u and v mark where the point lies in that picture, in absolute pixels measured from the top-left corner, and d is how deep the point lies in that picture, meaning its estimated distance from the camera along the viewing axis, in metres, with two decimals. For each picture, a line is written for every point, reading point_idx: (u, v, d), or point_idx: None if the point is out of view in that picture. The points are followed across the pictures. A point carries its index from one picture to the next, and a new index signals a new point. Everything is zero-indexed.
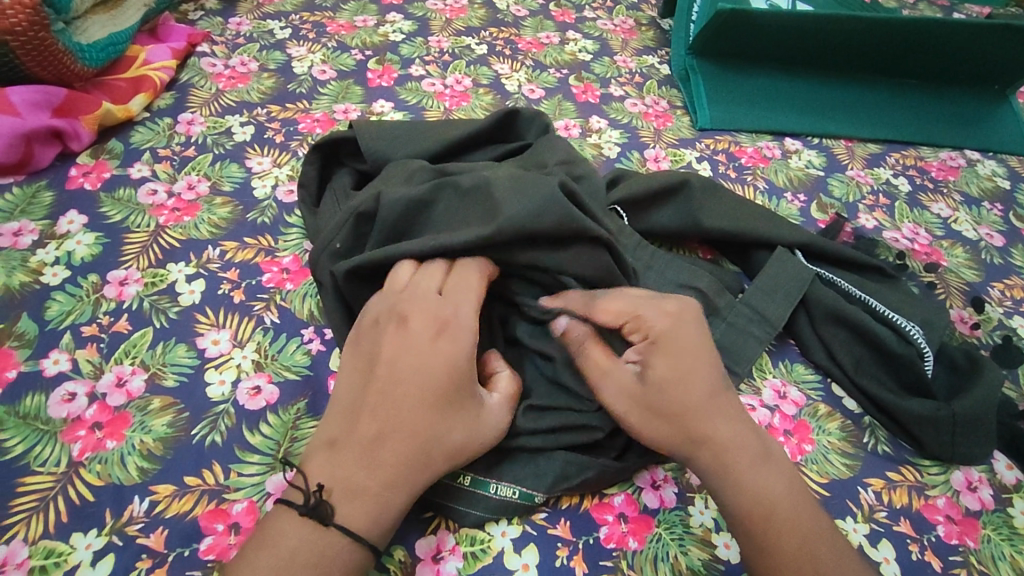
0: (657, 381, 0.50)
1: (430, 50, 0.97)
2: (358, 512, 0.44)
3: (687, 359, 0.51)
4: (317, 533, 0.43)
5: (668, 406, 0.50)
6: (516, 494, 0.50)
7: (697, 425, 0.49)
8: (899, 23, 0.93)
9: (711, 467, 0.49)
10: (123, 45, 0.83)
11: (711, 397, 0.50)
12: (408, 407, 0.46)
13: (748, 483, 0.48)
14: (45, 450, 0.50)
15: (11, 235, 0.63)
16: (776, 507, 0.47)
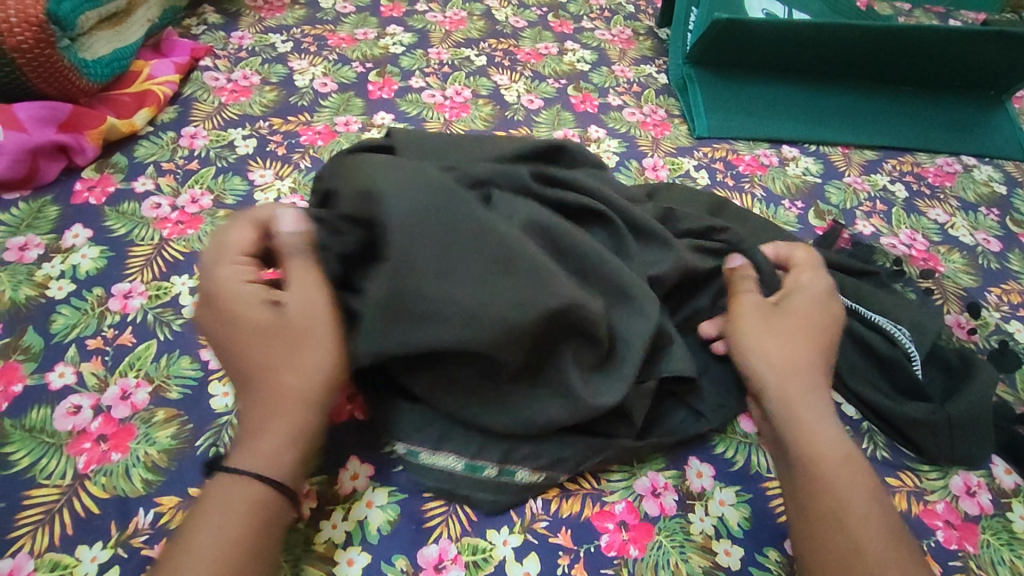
0: (785, 316, 0.55)
1: (429, 62, 0.98)
2: (249, 463, 0.44)
3: (804, 323, 0.55)
4: (229, 489, 0.43)
5: (780, 330, 0.54)
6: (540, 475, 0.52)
7: (797, 370, 0.53)
8: (894, 31, 0.94)
9: (789, 413, 0.51)
10: (127, 60, 0.84)
11: (818, 358, 0.54)
12: (243, 360, 0.47)
13: (830, 439, 0.50)
14: (50, 463, 0.51)
15: (18, 250, 0.64)
16: (850, 466, 0.49)
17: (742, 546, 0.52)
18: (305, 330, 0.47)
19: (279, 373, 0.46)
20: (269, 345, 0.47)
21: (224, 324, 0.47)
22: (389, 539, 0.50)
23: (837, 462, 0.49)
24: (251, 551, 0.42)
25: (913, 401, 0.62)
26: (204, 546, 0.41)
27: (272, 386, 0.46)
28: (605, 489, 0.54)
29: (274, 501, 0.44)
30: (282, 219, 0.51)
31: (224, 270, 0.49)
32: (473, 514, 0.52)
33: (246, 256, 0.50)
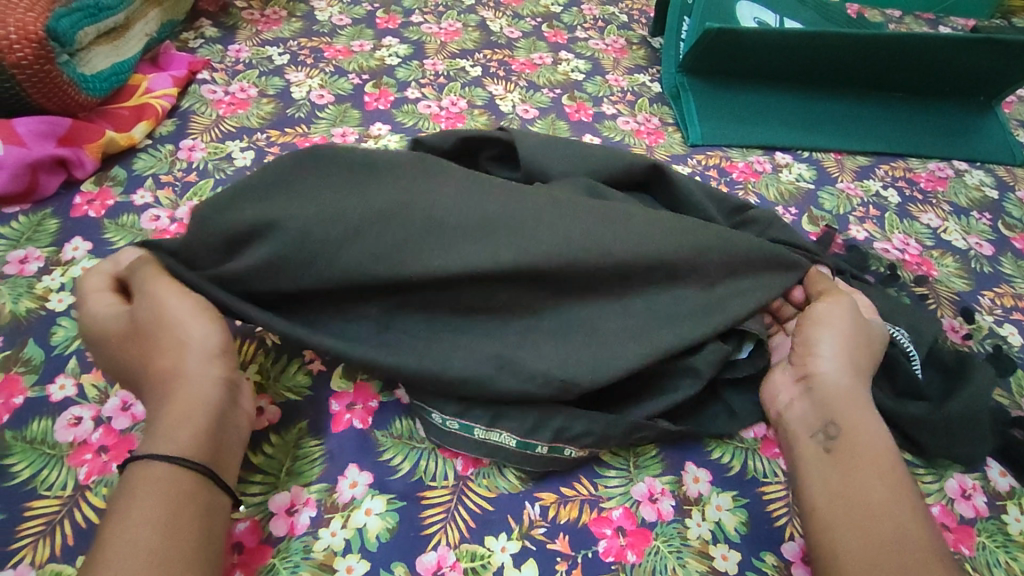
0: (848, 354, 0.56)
1: (425, 73, 0.99)
2: (162, 445, 0.45)
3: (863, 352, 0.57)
4: (147, 474, 0.44)
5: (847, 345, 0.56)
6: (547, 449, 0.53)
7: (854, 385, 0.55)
8: (884, 39, 0.95)
9: (839, 415, 0.53)
10: (126, 75, 0.85)
11: (863, 376, 0.56)
12: (142, 370, 0.50)
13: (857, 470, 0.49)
14: (51, 474, 0.51)
15: (18, 263, 0.65)
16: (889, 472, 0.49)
17: (739, 551, 0.53)
18: (159, 316, 0.51)
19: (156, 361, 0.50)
20: (143, 335, 0.50)
21: (108, 354, 0.52)
22: (389, 546, 0.50)
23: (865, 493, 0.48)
24: (169, 522, 0.42)
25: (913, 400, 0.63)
26: (120, 533, 0.41)
27: (151, 368, 0.50)
28: (603, 494, 0.55)
29: (181, 473, 0.44)
30: (92, 276, 0.55)
31: (98, 304, 0.53)
32: (472, 521, 0.52)
33: (103, 290, 0.54)
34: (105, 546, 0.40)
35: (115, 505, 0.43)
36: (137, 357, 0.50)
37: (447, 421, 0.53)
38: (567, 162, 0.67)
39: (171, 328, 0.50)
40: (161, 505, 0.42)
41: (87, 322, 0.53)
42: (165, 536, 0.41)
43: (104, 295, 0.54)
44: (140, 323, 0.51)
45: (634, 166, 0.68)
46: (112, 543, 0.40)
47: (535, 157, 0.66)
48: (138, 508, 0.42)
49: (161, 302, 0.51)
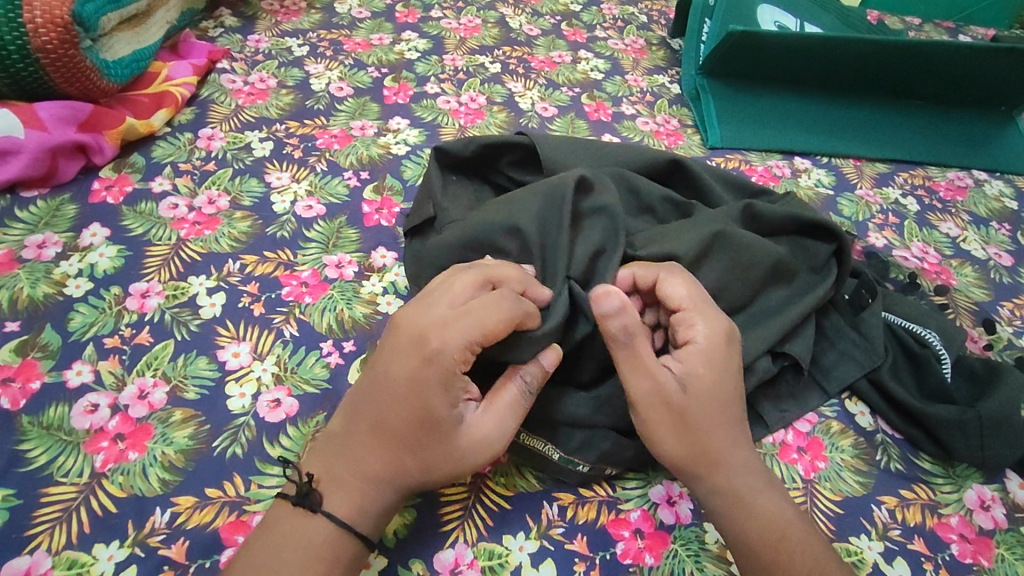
0: (691, 398, 0.49)
1: (445, 68, 0.99)
2: (343, 501, 0.45)
3: (710, 387, 0.49)
4: (317, 530, 0.44)
5: (694, 399, 0.49)
6: (588, 466, 0.53)
7: (715, 453, 0.48)
8: (906, 46, 0.94)
9: (719, 500, 0.48)
10: (146, 62, 0.84)
11: (729, 422, 0.49)
12: (395, 419, 0.46)
13: (757, 514, 0.47)
14: (67, 460, 0.51)
15: (36, 248, 0.64)
16: (785, 531, 0.47)
17: None
18: (451, 438, 0.46)
19: (396, 410, 0.46)
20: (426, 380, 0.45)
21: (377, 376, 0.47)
22: (404, 542, 0.50)
23: (772, 542, 0.46)
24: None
25: (939, 402, 0.62)
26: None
27: (401, 458, 0.45)
28: (621, 496, 0.54)
29: (345, 539, 0.44)
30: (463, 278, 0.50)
31: (441, 296, 0.49)
32: (489, 519, 0.52)
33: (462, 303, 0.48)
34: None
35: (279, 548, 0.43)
36: (399, 386, 0.46)
37: None
38: (583, 161, 0.66)
39: (449, 447, 0.46)
40: (317, 563, 0.43)
41: (443, 317, 0.47)
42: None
43: (443, 307, 0.48)
44: (450, 415, 0.46)
45: (654, 159, 0.68)
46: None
47: (560, 160, 0.66)
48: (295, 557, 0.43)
49: (491, 434, 0.47)
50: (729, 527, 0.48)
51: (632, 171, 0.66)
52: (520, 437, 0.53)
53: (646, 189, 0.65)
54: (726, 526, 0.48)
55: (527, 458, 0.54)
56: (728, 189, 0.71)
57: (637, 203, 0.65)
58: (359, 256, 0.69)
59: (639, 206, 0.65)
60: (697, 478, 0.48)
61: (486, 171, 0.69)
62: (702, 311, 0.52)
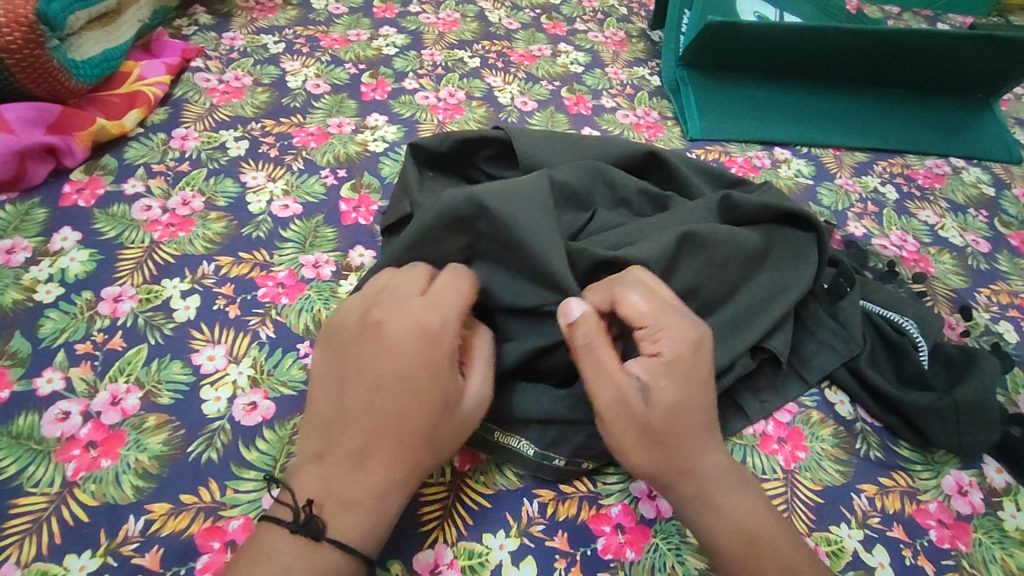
0: (654, 414, 0.47)
1: (423, 63, 0.98)
2: (350, 524, 0.44)
3: (676, 403, 0.48)
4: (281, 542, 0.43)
5: (660, 412, 0.48)
6: (563, 462, 0.53)
7: (684, 462, 0.48)
8: (883, 35, 0.95)
9: (688, 506, 0.48)
10: (117, 61, 0.83)
11: (698, 430, 0.49)
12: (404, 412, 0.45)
13: (728, 520, 0.47)
14: (38, 470, 0.50)
15: (5, 253, 0.63)
16: (757, 533, 0.47)
17: None
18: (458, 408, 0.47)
19: (388, 411, 0.45)
20: (386, 383, 0.45)
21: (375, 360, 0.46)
22: (384, 543, 0.49)
23: (743, 548, 0.46)
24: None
25: (917, 390, 0.63)
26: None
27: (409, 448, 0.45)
28: (601, 491, 0.54)
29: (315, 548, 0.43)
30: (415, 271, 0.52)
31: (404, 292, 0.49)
32: (469, 518, 0.51)
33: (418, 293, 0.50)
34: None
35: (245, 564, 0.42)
36: (363, 399, 0.46)
37: None
38: (559, 153, 0.66)
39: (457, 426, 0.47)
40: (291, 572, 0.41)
41: (423, 304, 0.48)
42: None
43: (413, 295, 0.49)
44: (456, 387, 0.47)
45: (632, 151, 0.68)
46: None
47: (536, 154, 0.65)
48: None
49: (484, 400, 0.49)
50: (701, 532, 0.47)
51: (610, 164, 0.66)
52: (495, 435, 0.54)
53: (622, 183, 0.65)
54: (699, 533, 0.48)
55: (503, 458, 0.54)
56: (706, 180, 0.70)
57: (614, 196, 0.65)
58: (336, 255, 0.69)
59: (615, 199, 0.65)
60: (666, 486, 0.48)
61: (462, 166, 0.69)
62: (669, 323, 0.50)
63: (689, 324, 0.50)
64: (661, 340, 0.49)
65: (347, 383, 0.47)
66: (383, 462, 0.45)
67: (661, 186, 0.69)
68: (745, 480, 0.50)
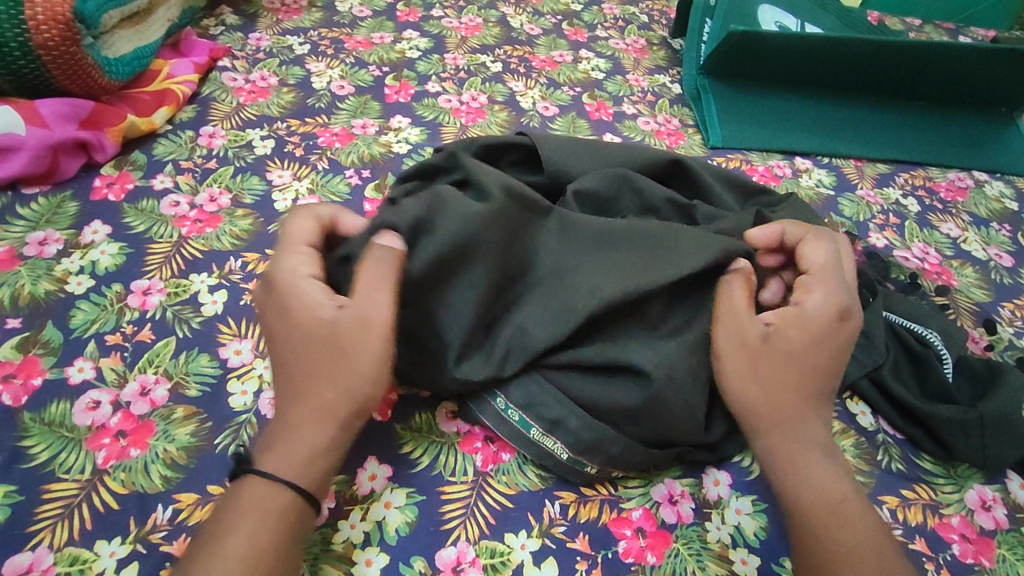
0: (768, 353, 0.52)
1: (446, 67, 0.99)
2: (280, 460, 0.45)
3: (799, 352, 0.53)
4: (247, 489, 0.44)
5: (768, 357, 0.52)
6: (595, 469, 0.53)
7: (778, 415, 0.51)
8: (907, 46, 0.94)
9: (775, 459, 0.51)
10: (147, 59, 0.85)
11: (807, 391, 0.52)
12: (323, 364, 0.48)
13: (813, 481, 0.49)
14: (69, 457, 0.51)
15: (37, 245, 0.64)
16: (839, 504, 0.48)
17: (759, 556, 0.52)
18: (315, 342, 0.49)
19: (300, 368, 0.49)
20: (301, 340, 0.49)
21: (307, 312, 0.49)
22: (407, 540, 0.50)
23: (824, 511, 0.48)
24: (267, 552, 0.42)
25: (941, 403, 0.63)
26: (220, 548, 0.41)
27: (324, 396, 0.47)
28: (623, 495, 0.54)
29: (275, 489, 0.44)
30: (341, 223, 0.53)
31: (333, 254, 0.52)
32: (491, 517, 0.52)
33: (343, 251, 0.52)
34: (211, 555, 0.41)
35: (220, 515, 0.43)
36: (294, 357, 0.49)
37: (509, 410, 0.53)
38: (585, 159, 0.66)
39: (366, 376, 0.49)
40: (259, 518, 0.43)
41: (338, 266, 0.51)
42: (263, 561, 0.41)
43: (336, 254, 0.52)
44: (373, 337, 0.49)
45: (655, 160, 0.68)
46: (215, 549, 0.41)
47: (561, 161, 0.66)
48: (237, 519, 0.42)
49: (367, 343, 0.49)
50: (784, 489, 0.50)
51: (634, 172, 0.66)
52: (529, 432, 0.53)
53: (650, 191, 0.65)
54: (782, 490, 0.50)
55: (536, 455, 0.53)
56: (729, 188, 0.71)
57: (642, 204, 0.65)
58: None
59: (643, 207, 0.65)
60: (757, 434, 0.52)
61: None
62: (825, 281, 0.55)
63: (844, 292, 0.55)
64: (811, 293, 0.55)
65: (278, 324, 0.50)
66: (304, 411, 0.47)
67: (685, 195, 0.70)
68: (841, 457, 0.51)
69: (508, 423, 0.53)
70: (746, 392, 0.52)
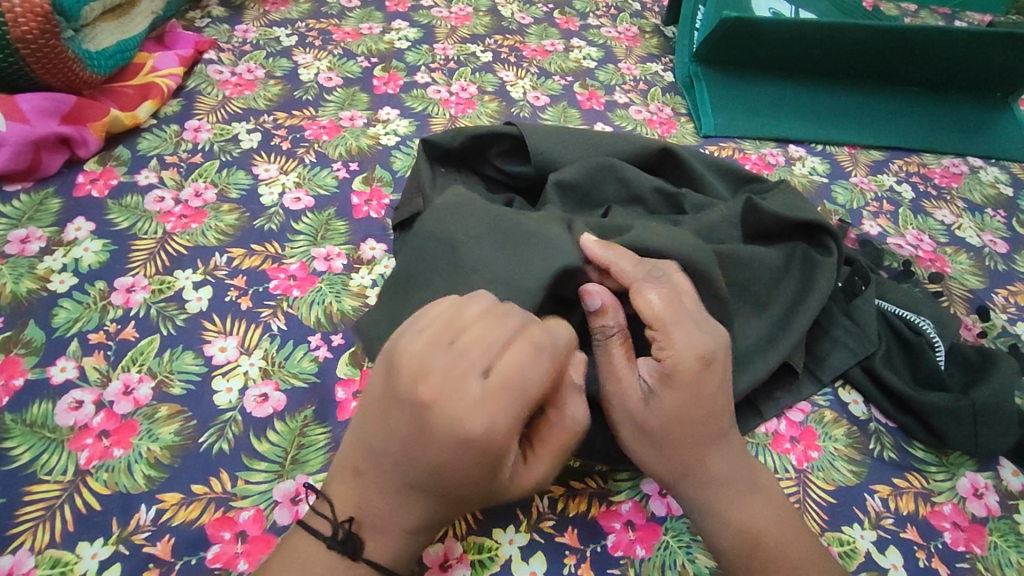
0: (651, 417, 0.47)
1: (435, 57, 0.98)
2: (384, 546, 0.43)
3: (680, 408, 0.47)
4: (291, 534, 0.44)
5: (653, 419, 0.47)
6: (576, 456, 0.52)
7: (687, 465, 0.48)
8: (901, 31, 0.93)
9: (694, 506, 0.48)
10: (130, 53, 0.83)
11: (702, 434, 0.48)
12: (454, 489, 0.42)
13: (735, 523, 0.47)
14: (52, 458, 0.50)
15: (19, 243, 0.64)
16: (761, 540, 0.46)
17: None
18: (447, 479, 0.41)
19: (427, 475, 0.41)
20: (444, 418, 0.39)
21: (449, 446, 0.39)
22: None
23: (746, 554, 0.46)
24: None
25: (933, 390, 0.62)
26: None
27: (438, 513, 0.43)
28: (612, 488, 0.54)
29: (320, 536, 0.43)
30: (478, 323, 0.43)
31: (467, 356, 0.41)
32: (479, 512, 0.51)
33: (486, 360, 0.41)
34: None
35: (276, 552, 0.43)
36: (415, 471, 0.41)
37: None
38: (571, 149, 0.66)
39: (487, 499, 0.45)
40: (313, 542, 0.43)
41: (483, 394, 0.40)
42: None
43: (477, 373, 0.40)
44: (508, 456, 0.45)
45: (644, 148, 0.67)
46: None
47: (548, 151, 0.65)
48: (323, 559, 0.42)
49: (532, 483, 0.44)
50: (707, 533, 0.48)
51: (621, 161, 0.65)
52: None
53: (636, 181, 0.64)
54: (705, 531, 0.48)
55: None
56: (718, 175, 0.70)
57: (627, 194, 0.64)
58: (347, 248, 0.69)
59: (630, 197, 0.64)
60: (673, 486, 0.49)
61: (475, 162, 0.68)
62: (680, 327, 0.47)
63: (700, 333, 0.47)
64: (674, 343, 0.47)
65: (423, 409, 0.40)
66: (405, 510, 0.43)
67: (673, 182, 0.69)
68: (763, 487, 0.49)
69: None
70: (639, 455, 0.49)
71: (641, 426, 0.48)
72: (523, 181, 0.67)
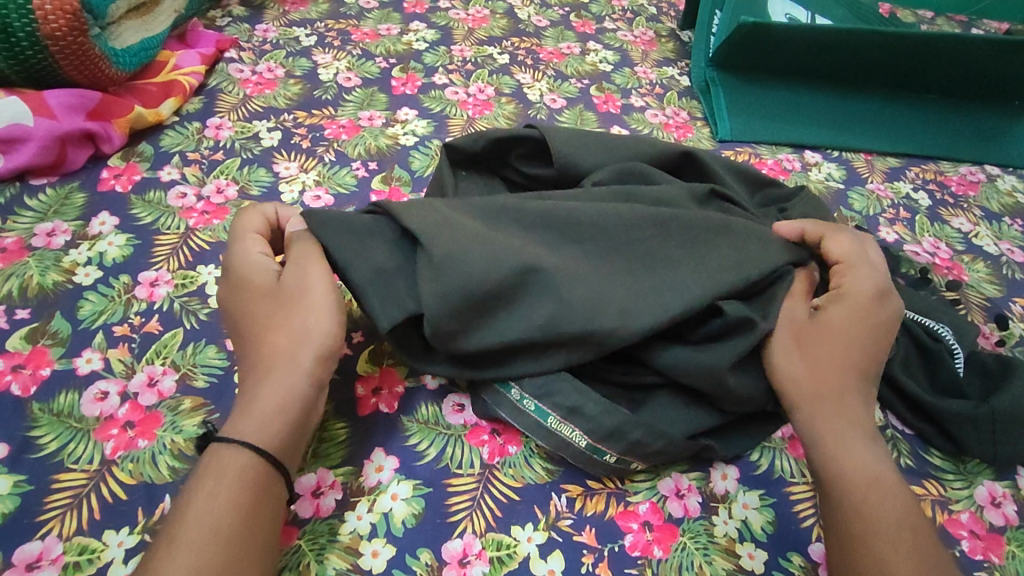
0: (798, 334, 0.53)
1: (453, 59, 0.98)
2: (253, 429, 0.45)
3: (825, 329, 0.54)
4: (229, 460, 0.44)
5: (799, 338, 0.53)
6: (615, 459, 0.52)
7: (821, 390, 0.52)
8: (919, 38, 0.93)
9: (819, 433, 0.51)
10: (154, 50, 0.84)
11: (838, 362, 0.53)
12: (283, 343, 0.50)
13: (856, 457, 0.49)
14: (78, 447, 0.51)
15: (45, 236, 0.64)
16: (878, 480, 0.48)
17: (766, 550, 0.52)
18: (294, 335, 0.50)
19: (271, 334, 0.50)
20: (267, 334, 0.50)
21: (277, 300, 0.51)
22: (414, 532, 0.50)
23: (864, 486, 0.48)
24: (233, 544, 0.40)
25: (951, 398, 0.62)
26: (188, 520, 0.41)
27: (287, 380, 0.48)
28: (630, 489, 0.54)
29: (252, 464, 0.44)
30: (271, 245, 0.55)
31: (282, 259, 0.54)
32: (498, 510, 0.52)
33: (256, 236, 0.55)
34: (174, 529, 0.40)
35: (202, 487, 0.42)
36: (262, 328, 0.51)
37: (525, 399, 0.53)
38: (593, 152, 0.66)
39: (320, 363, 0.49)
40: (236, 489, 0.42)
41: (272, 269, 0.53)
42: (233, 556, 0.40)
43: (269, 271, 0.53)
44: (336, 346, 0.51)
45: (664, 152, 0.68)
46: (183, 521, 0.41)
47: (569, 154, 0.65)
48: (237, 515, 0.42)
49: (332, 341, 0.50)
50: (827, 463, 0.50)
51: (644, 164, 0.65)
52: (551, 421, 0.52)
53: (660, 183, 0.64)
54: (824, 462, 0.50)
55: (554, 445, 0.53)
56: (738, 179, 0.70)
57: None
58: None
59: None
60: (801, 406, 0.52)
61: (497, 164, 0.69)
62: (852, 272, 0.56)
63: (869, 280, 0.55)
64: (857, 281, 0.56)
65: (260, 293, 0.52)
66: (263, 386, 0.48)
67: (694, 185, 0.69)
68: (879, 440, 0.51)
69: (526, 414, 0.53)
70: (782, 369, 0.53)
71: (785, 340, 0.53)
72: (543, 183, 0.68)
